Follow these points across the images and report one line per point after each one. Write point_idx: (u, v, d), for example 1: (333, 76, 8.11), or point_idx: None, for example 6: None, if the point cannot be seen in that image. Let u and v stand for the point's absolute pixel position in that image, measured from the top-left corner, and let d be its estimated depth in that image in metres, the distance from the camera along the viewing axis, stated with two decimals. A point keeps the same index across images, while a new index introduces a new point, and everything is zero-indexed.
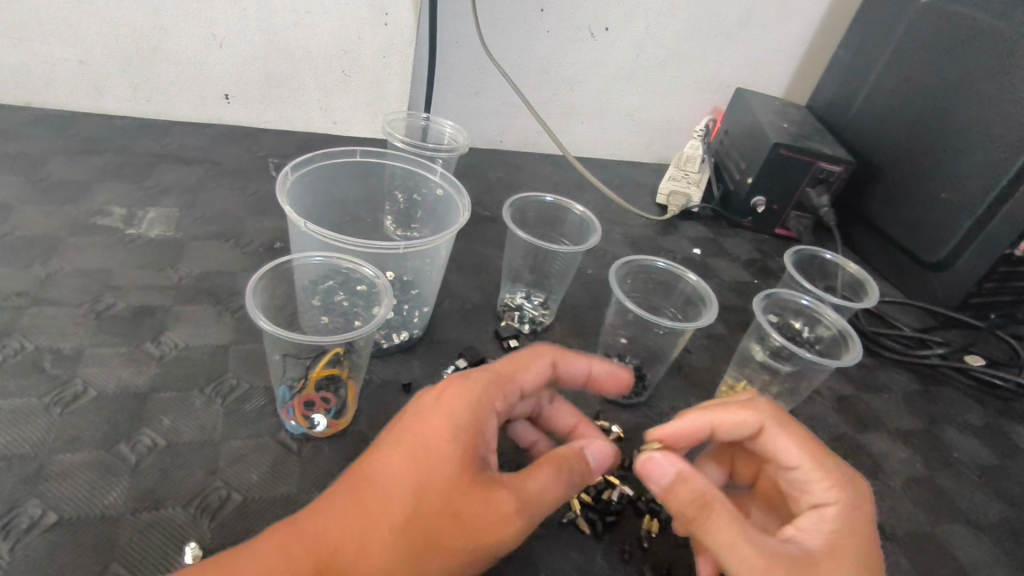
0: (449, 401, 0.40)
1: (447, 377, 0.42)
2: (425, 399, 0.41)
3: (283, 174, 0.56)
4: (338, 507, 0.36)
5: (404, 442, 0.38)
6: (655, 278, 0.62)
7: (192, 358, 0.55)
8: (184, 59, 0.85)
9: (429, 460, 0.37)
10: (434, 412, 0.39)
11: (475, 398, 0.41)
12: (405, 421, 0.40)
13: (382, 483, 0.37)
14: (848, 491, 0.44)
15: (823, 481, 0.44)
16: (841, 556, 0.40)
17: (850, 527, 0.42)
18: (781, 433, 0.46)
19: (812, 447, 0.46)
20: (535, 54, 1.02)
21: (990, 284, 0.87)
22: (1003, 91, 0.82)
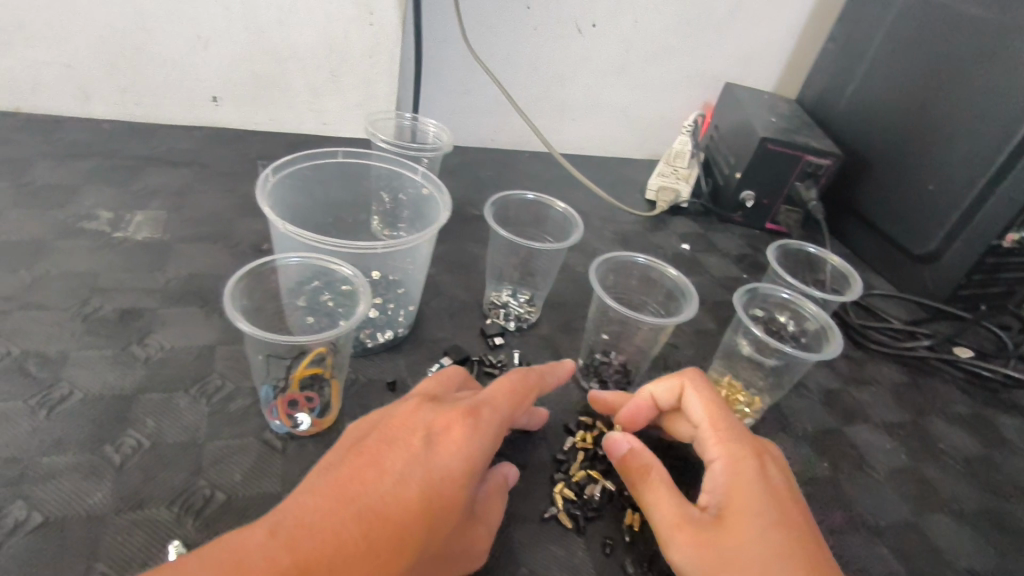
0: (465, 438, 0.38)
1: (462, 407, 0.39)
2: (438, 428, 0.38)
3: (262, 177, 0.56)
4: (336, 519, 0.32)
5: (418, 472, 0.35)
6: (638, 273, 0.63)
7: (178, 359, 0.56)
8: (171, 62, 0.85)
9: (442, 501, 0.35)
10: (450, 448, 0.37)
11: (491, 440, 0.39)
12: (417, 446, 0.37)
13: (392, 510, 0.34)
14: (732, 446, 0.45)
15: (713, 437, 0.46)
16: (740, 509, 0.42)
17: (744, 476, 0.43)
18: (691, 394, 0.49)
19: (715, 403, 0.48)
20: (523, 52, 1.02)
21: (979, 275, 0.87)
22: (988, 82, 0.82)
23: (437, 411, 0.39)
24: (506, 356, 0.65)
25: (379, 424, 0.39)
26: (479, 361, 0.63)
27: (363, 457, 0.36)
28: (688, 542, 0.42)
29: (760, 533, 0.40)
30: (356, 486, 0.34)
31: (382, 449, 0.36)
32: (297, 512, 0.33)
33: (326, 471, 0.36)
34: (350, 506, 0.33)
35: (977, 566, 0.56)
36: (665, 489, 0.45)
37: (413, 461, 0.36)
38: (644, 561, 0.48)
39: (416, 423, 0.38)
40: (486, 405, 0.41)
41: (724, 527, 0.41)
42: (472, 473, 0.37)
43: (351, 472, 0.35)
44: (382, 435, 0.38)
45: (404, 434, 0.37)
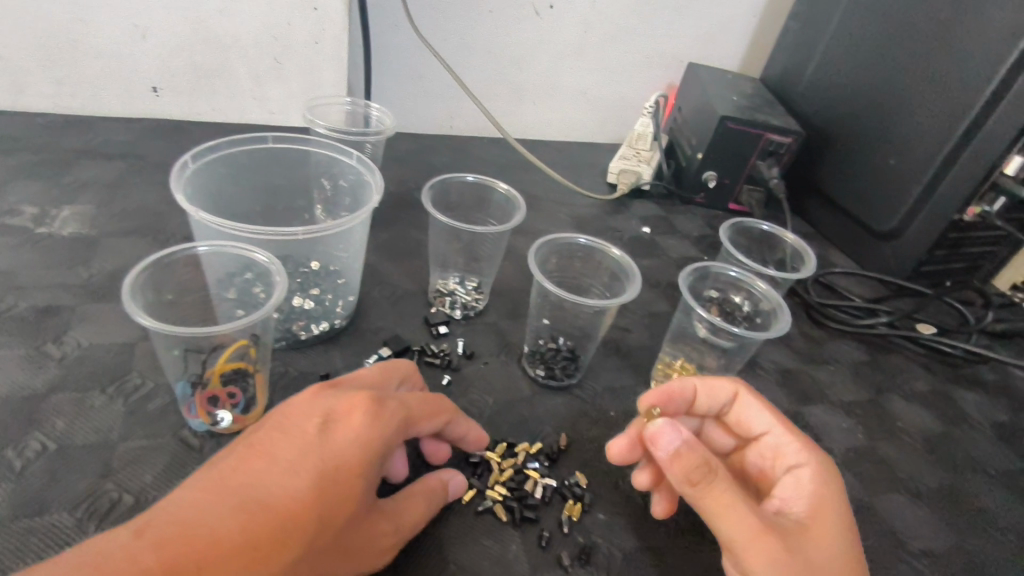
0: (364, 425, 0.38)
1: (364, 394, 0.39)
2: (337, 414, 0.38)
3: (179, 164, 0.54)
4: (213, 515, 0.33)
5: (310, 460, 0.36)
6: (582, 255, 0.61)
7: (95, 357, 0.53)
8: (106, 51, 0.82)
9: (335, 490, 0.35)
10: (346, 434, 0.37)
11: (392, 428, 0.39)
12: (311, 434, 0.37)
13: (277, 500, 0.34)
14: (816, 454, 0.46)
15: (793, 443, 0.47)
16: (823, 520, 0.41)
17: (825, 486, 0.43)
18: (753, 401, 0.50)
19: (778, 413, 0.49)
20: (478, 35, 0.99)
21: (942, 250, 0.86)
22: (948, 54, 0.81)
23: (339, 396, 0.39)
24: (449, 345, 0.63)
25: (277, 415, 0.39)
26: (420, 351, 0.61)
27: (253, 450, 0.36)
28: (772, 551, 0.38)
29: (837, 545, 0.40)
30: (242, 478, 0.35)
31: (275, 440, 0.37)
32: (172, 509, 0.33)
33: (214, 466, 0.36)
34: (230, 500, 0.33)
35: (931, 545, 0.55)
36: (733, 493, 0.40)
37: (305, 449, 0.36)
38: (582, 552, 0.46)
39: (314, 410, 0.38)
40: (393, 399, 0.41)
41: (806, 536, 0.40)
42: (371, 461, 0.37)
43: (239, 465, 0.35)
44: (278, 426, 0.38)
45: (299, 423, 0.38)
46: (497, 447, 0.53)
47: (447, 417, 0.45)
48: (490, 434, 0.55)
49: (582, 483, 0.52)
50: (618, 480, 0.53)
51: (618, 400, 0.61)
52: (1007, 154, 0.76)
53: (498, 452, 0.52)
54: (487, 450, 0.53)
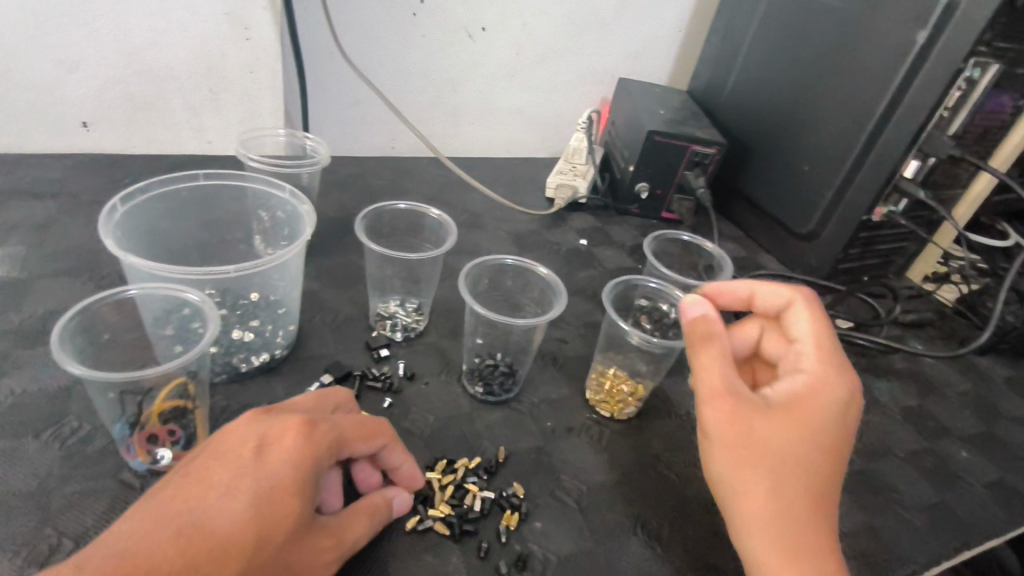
0: (299, 447, 0.40)
1: (297, 417, 0.42)
2: (271, 437, 0.40)
3: (108, 208, 0.55)
4: (152, 542, 0.34)
5: (245, 483, 0.38)
6: (512, 275, 0.64)
7: (30, 403, 0.53)
8: (31, 88, 0.81)
9: (269, 509, 0.38)
10: (279, 457, 0.39)
11: (324, 447, 0.42)
12: (245, 458, 0.39)
13: (215, 522, 0.36)
14: (827, 368, 0.48)
15: (810, 354, 0.49)
16: (812, 406, 0.46)
17: (828, 384, 0.47)
18: (799, 314, 0.52)
19: (824, 330, 0.51)
20: (414, 59, 1.02)
21: (855, 249, 0.93)
22: (849, 67, 0.87)
23: (272, 421, 0.41)
24: (390, 368, 0.65)
25: (212, 441, 0.41)
26: (362, 375, 0.62)
27: (190, 477, 0.38)
28: (720, 411, 0.45)
29: (814, 431, 0.45)
30: (179, 506, 0.37)
31: (209, 468, 0.39)
32: (110, 541, 0.34)
33: (150, 496, 0.37)
34: (167, 528, 0.35)
35: (846, 527, 0.60)
36: (717, 360, 0.47)
37: (239, 473, 0.38)
38: (519, 559, 0.49)
39: (249, 436, 0.40)
40: (324, 419, 0.43)
41: (776, 413, 0.45)
42: (305, 482, 0.40)
43: (176, 494, 0.37)
44: (213, 452, 0.40)
45: (233, 449, 0.40)
46: (438, 465, 0.55)
47: (383, 441, 0.48)
48: (431, 452, 0.57)
49: (519, 493, 0.54)
50: (554, 488, 0.56)
51: (555, 411, 0.64)
52: (903, 159, 0.83)
53: (439, 469, 0.55)
54: (428, 469, 0.55)
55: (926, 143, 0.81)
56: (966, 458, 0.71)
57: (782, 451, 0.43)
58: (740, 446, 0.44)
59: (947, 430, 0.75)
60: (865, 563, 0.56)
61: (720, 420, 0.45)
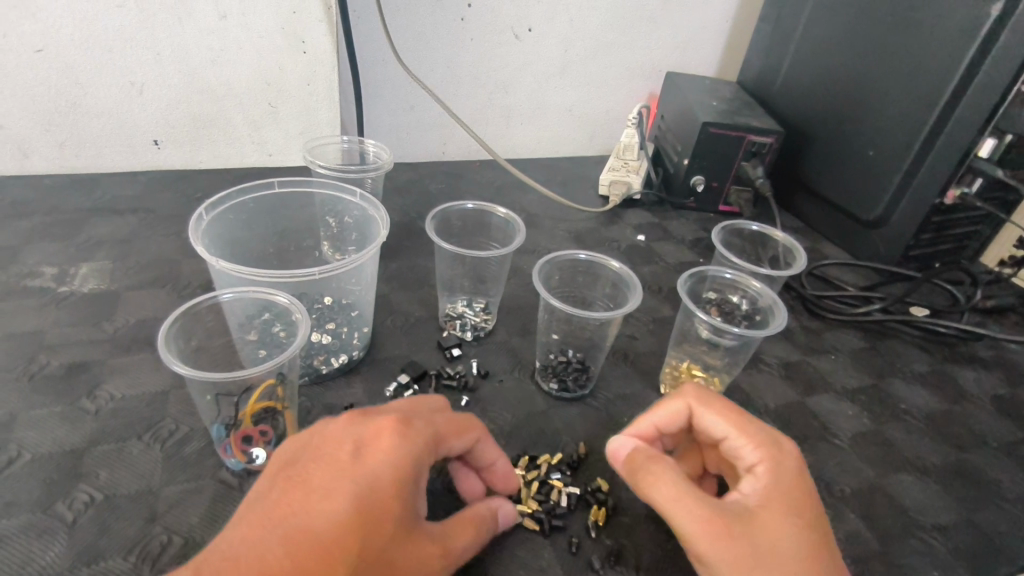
0: (395, 445, 0.40)
1: (390, 416, 0.42)
2: (368, 438, 0.41)
3: (196, 217, 0.57)
4: (262, 546, 0.35)
5: (344, 482, 0.38)
6: (583, 270, 0.64)
7: (130, 408, 0.55)
8: (106, 110, 0.85)
9: (371, 508, 0.37)
10: (377, 456, 0.40)
11: (421, 445, 0.41)
12: (344, 460, 0.39)
13: (318, 523, 0.36)
14: (767, 449, 0.45)
15: (747, 443, 0.45)
16: (755, 525, 0.40)
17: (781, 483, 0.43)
18: (708, 411, 0.47)
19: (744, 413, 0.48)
20: (462, 63, 1.03)
21: (928, 234, 0.89)
22: (914, 46, 0.84)
23: (367, 423, 0.42)
24: (464, 367, 0.65)
25: (310, 446, 0.41)
26: (438, 374, 0.63)
27: (292, 482, 0.38)
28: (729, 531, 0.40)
29: (792, 539, 0.40)
30: (285, 509, 0.37)
31: (311, 470, 0.39)
32: (225, 546, 0.35)
33: (256, 501, 0.38)
34: (276, 530, 0.36)
35: (944, 520, 0.57)
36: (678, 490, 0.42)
37: (340, 472, 0.38)
38: (611, 554, 0.49)
39: (346, 438, 0.41)
40: (419, 418, 0.43)
41: (749, 529, 0.40)
42: (403, 481, 0.39)
43: (281, 497, 0.37)
44: (314, 456, 0.40)
45: (333, 450, 0.40)
46: (521, 461, 0.55)
47: (475, 436, 0.46)
48: (512, 449, 0.57)
49: (604, 488, 0.54)
50: None
51: (631, 406, 0.64)
52: (978, 138, 0.79)
53: (522, 466, 0.55)
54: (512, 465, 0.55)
55: (1003, 119, 0.77)
56: None
57: (782, 571, 0.38)
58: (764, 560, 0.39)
59: None
60: (969, 557, 0.54)
61: (721, 554, 0.39)
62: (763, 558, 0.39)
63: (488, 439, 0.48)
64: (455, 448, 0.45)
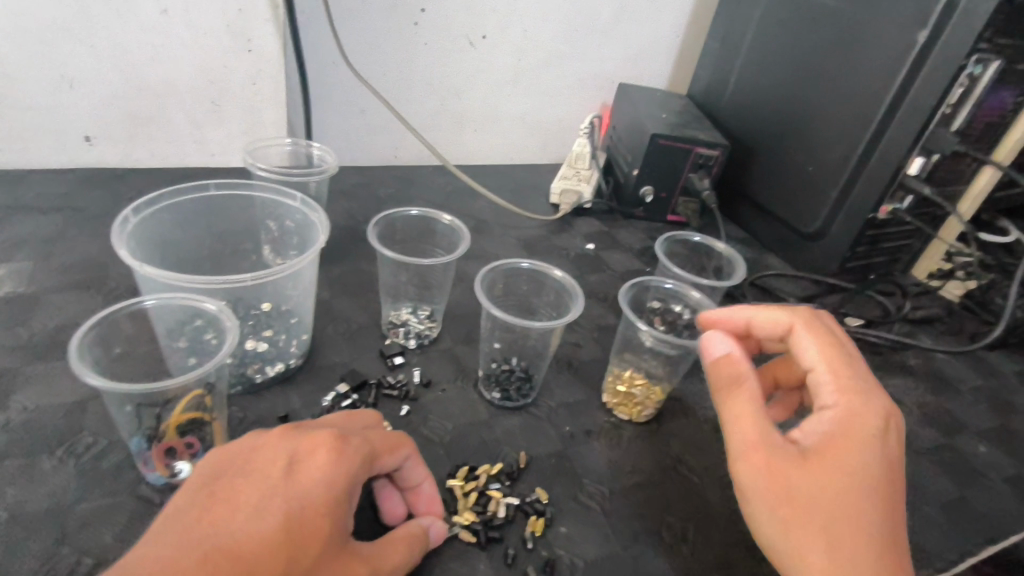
0: (329, 462, 0.39)
1: (327, 431, 0.40)
2: (301, 454, 0.39)
3: (120, 219, 0.54)
4: (179, 565, 0.32)
5: (275, 502, 0.37)
6: (529, 279, 0.64)
7: (43, 419, 0.52)
8: (32, 104, 0.80)
9: (299, 530, 0.36)
10: (310, 475, 0.38)
11: (357, 463, 0.40)
12: (275, 477, 0.38)
13: (243, 542, 0.35)
14: (850, 397, 0.45)
15: (831, 383, 0.47)
16: (795, 470, 0.42)
17: (847, 426, 0.44)
18: (806, 334, 0.51)
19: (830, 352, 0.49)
20: (415, 69, 1.02)
21: (863, 246, 0.93)
22: (850, 68, 0.88)
23: (302, 436, 0.40)
24: (406, 376, 0.64)
25: (236, 459, 0.39)
26: (378, 383, 0.62)
27: (215, 497, 0.37)
28: (756, 465, 0.43)
29: (838, 490, 0.41)
30: (206, 527, 0.35)
31: (237, 487, 0.37)
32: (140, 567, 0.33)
33: (174, 515, 0.36)
34: (195, 550, 0.34)
35: None
36: (744, 410, 0.45)
37: (270, 490, 0.37)
38: (547, 565, 0.48)
39: (278, 453, 0.39)
40: (355, 434, 0.42)
41: (800, 473, 0.42)
42: (336, 501, 0.38)
43: (203, 513, 0.36)
44: (242, 469, 0.38)
45: (262, 466, 0.38)
46: (459, 471, 0.54)
47: (407, 452, 0.45)
48: (451, 460, 0.56)
49: (542, 499, 0.54)
50: (576, 492, 0.55)
51: (573, 415, 0.64)
52: (907, 157, 0.83)
53: (461, 477, 0.54)
54: (451, 475, 0.54)
55: (930, 139, 0.82)
56: (984, 453, 0.71)
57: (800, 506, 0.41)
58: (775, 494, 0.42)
59: (963, 425, 0.74)
60: None
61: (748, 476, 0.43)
62: (824, 508, 0.40)
63: (416, 460, 0.47)
64: (388, 466, 0.44)
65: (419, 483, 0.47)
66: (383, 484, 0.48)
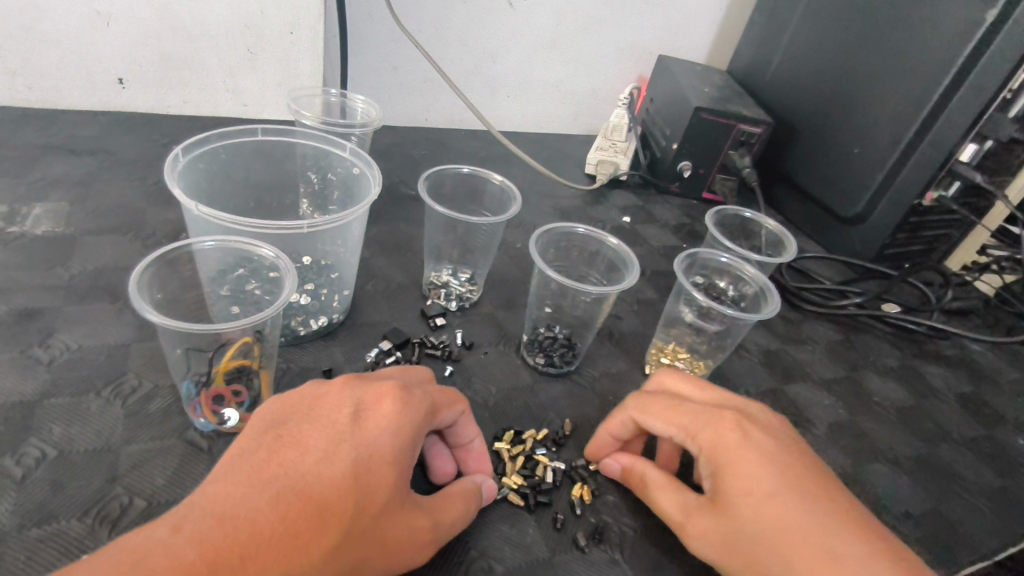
0: (395, 412, 0.38)
1: (391, 382, 0.39)
2: (367, 402, 0.38)
3: (171, 157, 0.53)
4: (250, 506, 0.32)
5: (343, 448, 0.35)
6: (578, 246, 0.63)
7: (86, 360, 0.51)
8: (66, 40, 0.77)
9: (368, 476, 0.35)
10: (377, 423, 0.37)
11: (421, 414, 0.39)
12: (342, 424, 0.37)
13: (313, 486, 0.34)
14: (713, 456, 0.44)
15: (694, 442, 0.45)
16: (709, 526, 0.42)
17: (727, 449, 0.43)
18: (647, 412, 0.48)
19: (695, 383, 0.51)
20: (454, 27, 0.99)
21: (903, 234, 0.92)
22: (906, 47, 0.85)
23: (366, 386, 0.39)
24: (448, 337, 0.63)
25: (301, 407, 0.38)
26: (421, 343, 0.61)
27: (283, 441, 0.36)
28: (702, 525, 0.42)
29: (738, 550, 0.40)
30: (275, 468, 0.34)
31: (304, 432, 0.36)
32: (209, 505, 0.32)
33: (241, 457, 0.35)
34: (265, 492, 0.33)
35: (913, 508, 0.59)
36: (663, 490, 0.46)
37: (338, 436, 0.36)
38: (596, 532, 0.48)
39: (344, 401, 0.38)
40: (418, 386, 0.41)
41: (720, 531, 0.41)
42: (402, 449, 0.37)
43: (271, 456, 0.35)
44: (307, 416, 0.37)
45: (328, 413, 0.37)
46: (506, 435, 0.54)
47: (462, 407, 0.44)
48: (496, 423, 0.55)
49: (588, 465, 0.53)
50: None
51: (616, 385, 0.63)
52: (961, 142, 0.81)
53: (507, 440, 0.53)
54: (497, 438, 0.53)
55: (987, 124, 0.80)
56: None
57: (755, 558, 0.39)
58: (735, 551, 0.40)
59: (1002, 417, 0.74)
60: (937, 546, 0.55)
61: (698, 540, 0.42)
62: (759, 537, 0.39)
63: (468, 417, 0.46)
64: (446, 422, 0.43)
65: (470, 441, 0.47)
66: (433, 442, 0.47)
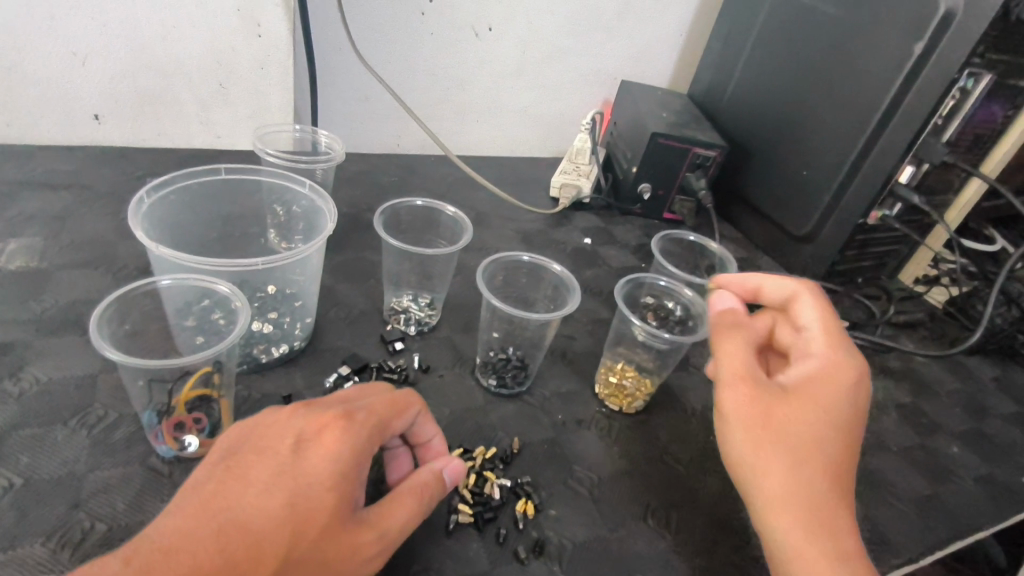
0: (336, 439, 0.41)
1: (333, 411, 0.42)
2: (308, 433, 0.41)
3: (135, 200, 0.56)
4: (194, 541, 0.35)
5: (282, 482, 0.38)
6: (527, 271, 0.66)
7: (55, 391, 0.54)
8: (42, 79, 0.81)
9: (305, 508, 0.38)
10: (315, 455, 0.40)
11: (364, 438, 0.42)
12: (282, 455, 0.40)
13: (251, 519, 0.37)
14: (830, 362, 0.49)
15: (818, 339, 0.51)
16: (783, 402, 0.46)
17: (836, 373, 0.48)
18: (809, 301, 0.54)
19: (828, 314, 0.52)
20: (420, 58, 1.03)
21: (852, 251, 0.96)
22: (847, 75, 0.90)
23: (309, 416, 0.42)
24: (405, 360, 0.66)
25: (250, 437, 0.41)
26: (378, 367, 0.64)
27: (229, 474, 0.39)
28: (746, 391, 0.47)
29: (779, 419, 0.46)
30: (220, 503, 0.37)
31: (249, 464, 0.39)
32: (157, 538, 0.35)
33: (193, 488, 0.38)
34: (209, 526, 0.36)
35: None
36: (736, 349, 0.49)
37: (278, 470, 0.39)
38: (536, 545, 0.51)
39: (287, 432, 0.41)
40: (362, 408, 0.43)
41: (785, 406, 0.46)
42: (342, 476, 0.40)
43: (217, 490, 0.38)
44: (254, 448, 0.40)
45: (272, 445, 0.40)
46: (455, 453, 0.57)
47: (415, 409, 0.48)
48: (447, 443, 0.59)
49: (533, 483, 0.56)
50: (565, 478, 0.58)
51: (566, 404, 0.66)
52: (898, 165, 0.85)
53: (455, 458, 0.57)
54: None
55: (921, 149, 0.84)
56: (956, 454, 0.74)
57: (782, 431, 0.45)
58: (762, 422, 0.45)
59: (939, 426, 0.77)
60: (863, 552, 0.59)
61: (733, 395, 0.47)
62: (800, 431, 0.45)
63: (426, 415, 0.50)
64: (400, 427, 0.46)
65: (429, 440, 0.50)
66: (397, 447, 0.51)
